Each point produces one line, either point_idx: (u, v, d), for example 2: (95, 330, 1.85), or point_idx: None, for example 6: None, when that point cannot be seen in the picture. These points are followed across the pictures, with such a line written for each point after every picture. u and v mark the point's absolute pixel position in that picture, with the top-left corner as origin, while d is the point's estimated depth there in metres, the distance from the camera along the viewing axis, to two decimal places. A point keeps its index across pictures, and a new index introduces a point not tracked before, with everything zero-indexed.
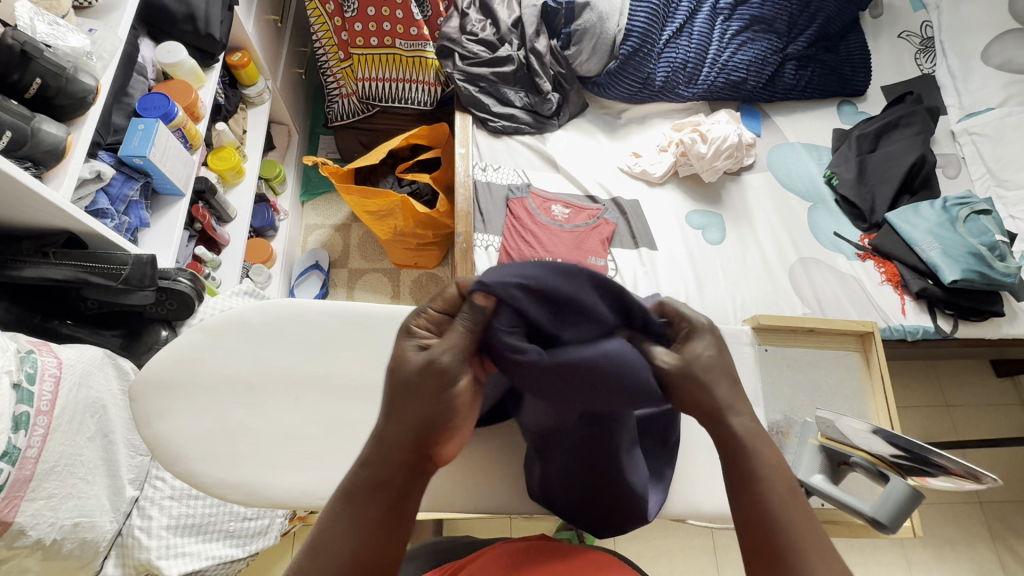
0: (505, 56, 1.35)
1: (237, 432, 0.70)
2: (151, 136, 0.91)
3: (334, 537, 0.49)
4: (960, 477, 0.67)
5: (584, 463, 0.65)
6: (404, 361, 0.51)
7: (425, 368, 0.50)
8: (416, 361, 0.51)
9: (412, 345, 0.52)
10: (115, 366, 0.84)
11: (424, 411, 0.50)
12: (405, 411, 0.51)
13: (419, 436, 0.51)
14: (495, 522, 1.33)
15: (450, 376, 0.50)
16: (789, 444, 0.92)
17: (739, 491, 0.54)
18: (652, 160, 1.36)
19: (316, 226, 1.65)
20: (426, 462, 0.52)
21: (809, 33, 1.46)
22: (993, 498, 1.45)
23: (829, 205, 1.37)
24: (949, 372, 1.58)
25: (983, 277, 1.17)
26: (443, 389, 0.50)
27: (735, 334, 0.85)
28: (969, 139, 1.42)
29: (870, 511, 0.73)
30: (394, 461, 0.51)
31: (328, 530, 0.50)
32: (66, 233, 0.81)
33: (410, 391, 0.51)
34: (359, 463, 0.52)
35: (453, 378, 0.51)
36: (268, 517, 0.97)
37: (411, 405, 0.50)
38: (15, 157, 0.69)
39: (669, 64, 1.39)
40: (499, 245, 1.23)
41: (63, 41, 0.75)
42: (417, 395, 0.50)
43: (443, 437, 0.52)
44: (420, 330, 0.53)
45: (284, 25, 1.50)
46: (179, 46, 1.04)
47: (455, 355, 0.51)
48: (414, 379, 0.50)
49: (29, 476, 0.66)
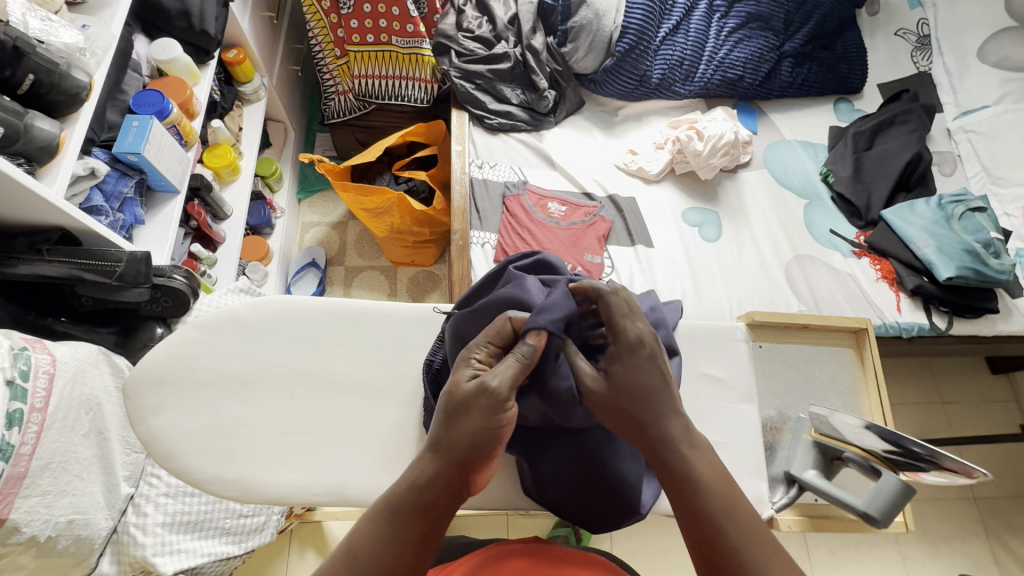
0: (501, 53, 1.35)
1: (232, 428, 0.70)
2: (145, 133, 0.90)
3: (368, 554, 0.47)
4: (952, 472, 0.67)
5: (575, 453, 0.67)
6: (457, 384, 0.53)
7: (479, 389, 0.52)
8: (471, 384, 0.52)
9: (469, 369, 0.55)
10: (110, 363, 0.84)
11: (474, 434, 0.51)
12: (456, 432, 0.51)
13: (466, 460, 0.51)
14: (492, 520, 1.33)
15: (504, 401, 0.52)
16: (783, 440, 0.93)
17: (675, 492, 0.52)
18: (648, 158, 1.36)
19: (312, 223, 1.65)
20: (464, 489, 0.52)
21: (806, 30, 1.46)
22: (987, 494, 1.45)
23: (825, 203, 1.37)
24: (944, 369, 1.59)
25: (977, 274, 1.18)
26: (494, 412, 0.51)
27: (729, 330, 0.85)
28: (964, 137, 1.42)
29: (862, 505, 0.74)
30: (441, 484, 0.50)
31: (360, 546, 0.48)
32: (60, 230, 0.81)
33: (460, 410, 0.52)
34: (403, 482, 0.51)
35: (503, 403, 0.52)
36: (263, 514, 0.97)
37: (466, 428, 0.51)
38: (8, 153, 0.69)
39: (666, 62, 1.39)
40: (495, 242, 1.22)
41: (56, 37, 0.75)
42: (467, 417, 0.51)
43: (483, 464, 0.52)
44: (480, 355, 0.56)
45: (280, 22, 1.50)
46: (174, 42, 1.04)
47: (504, 379, 0.52)
48: (468, 399, 0.51)
49: (23, 473, 0.66)
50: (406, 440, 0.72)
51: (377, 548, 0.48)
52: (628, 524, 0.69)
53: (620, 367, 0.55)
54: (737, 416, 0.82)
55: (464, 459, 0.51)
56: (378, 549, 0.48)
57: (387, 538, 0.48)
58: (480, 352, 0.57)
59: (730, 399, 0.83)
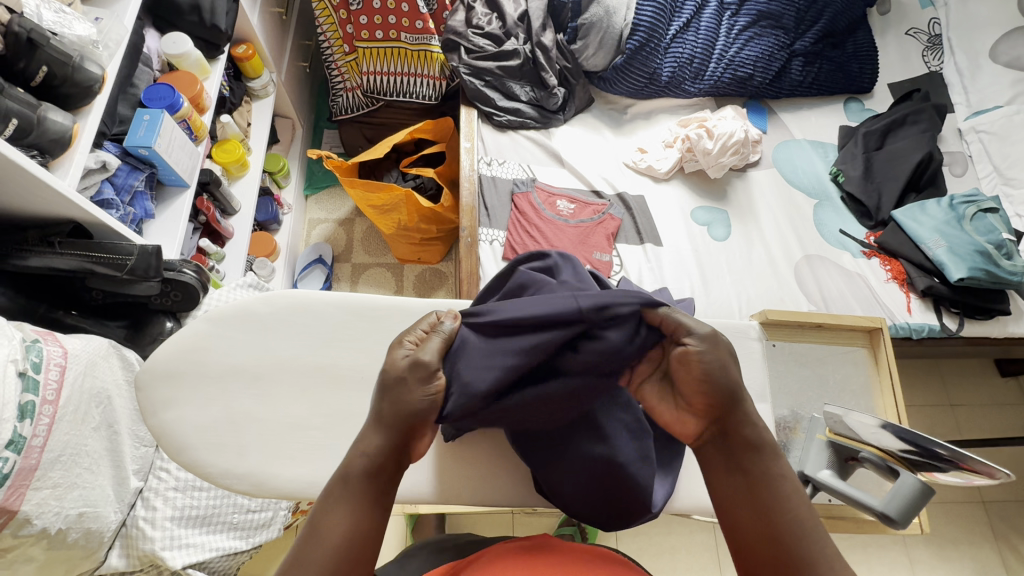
0: (510, 50, 1.34)
1: (243, 422, 0.70)
2: (156, 126, 0.90)
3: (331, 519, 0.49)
4: (971, 472, 0.66)
5: (592, 467, 0.64)
6: (393, 362, 0.56)
7: (413, 364, 0.55)
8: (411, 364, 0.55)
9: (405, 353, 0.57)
10: (121, 356, 0.84)
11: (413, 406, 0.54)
12: (400, 404, 0.53)
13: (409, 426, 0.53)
14: (498, 518, 1.33)
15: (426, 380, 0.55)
16: (796, 440, 0.93)
17: (746, 486, 0.51)
18: (657, 156, 1.35)
19: (319, 220, 1.65)
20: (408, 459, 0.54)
21: (817, 29, 1.45)
22: (996, 497, 1.44)
23: (835, 203, 1.36)
24: (954, 371, 1.58)
25: (990, 275, 1.17)
26: (427, 381, 0.55)
27: (742, 328, 0.84)
28: (976, 137, 1.41)
29: (879, 505, 0.73)
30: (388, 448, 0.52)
31: (323, 514, 0.49)
32: (71, 223, 0.80)
33: (398, 386, 0.54)
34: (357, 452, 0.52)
35: (436, 374, 0.56)
36: (271, 510, 0.97)
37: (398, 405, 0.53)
38: (21, 145, 0.68)
39: (676, 60, 1.39)
40: (503, 239, 1.22)
41: (70, 29, 0.74)
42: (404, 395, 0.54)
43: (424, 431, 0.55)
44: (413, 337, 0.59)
45: (289, 18, 1.50)
46: (185, 37, 1.04)
47: (432, 352, 0.56)
48: (399, 380, 0.54)
49: (35, 465, 0.66)
50: None
51: (341, 515, 0.49)
52: (638, 521, 0.69)
53: (688, 352, 0.53)
54: None
55: (411, 426, 0.53)
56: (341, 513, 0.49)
57: (347, 505, 0.49)
58: (415, 333, 0.60)
59: None
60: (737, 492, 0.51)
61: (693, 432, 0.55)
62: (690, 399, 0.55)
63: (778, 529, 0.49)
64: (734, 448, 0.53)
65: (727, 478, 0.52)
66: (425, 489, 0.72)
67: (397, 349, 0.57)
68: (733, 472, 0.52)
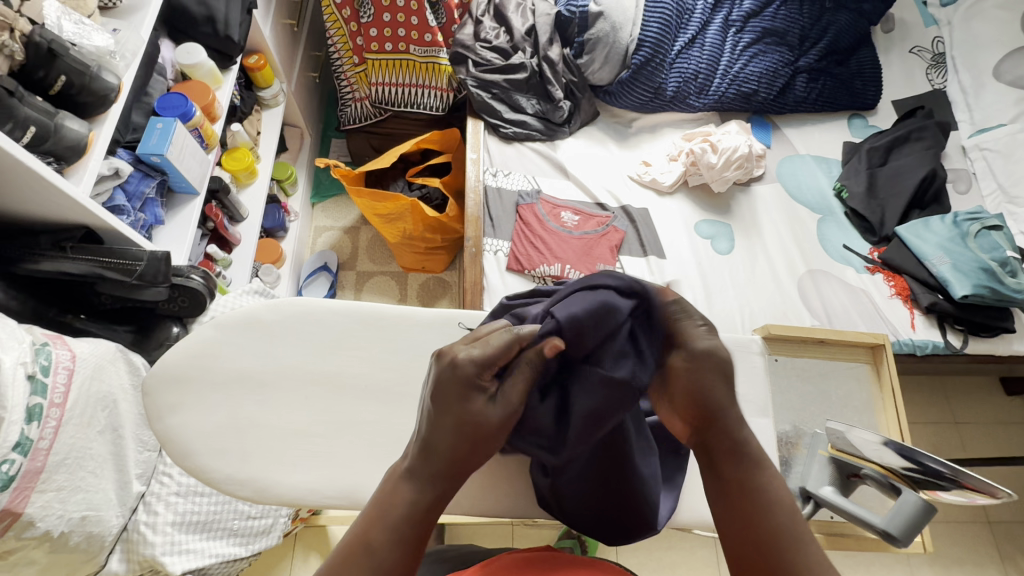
0: (518, 63, 1.36)
1: (247, 428, 0.71)
2: (169, 134, 0.92)
3: (379, 538, 0.48)
4: (974, 492, 0.66)
5: (598, 464, 0.65)
6: (480, 416, 0.52)
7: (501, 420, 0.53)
8: (494, 414, 0.52)
9: (478, 396, 0.52)
10: (127, 361, 0.84)
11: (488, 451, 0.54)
12: (480, 450, 0.53)
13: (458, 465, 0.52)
14: (498, 528, 1.32)
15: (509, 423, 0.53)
16: (798, 455, 0.92)
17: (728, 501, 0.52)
18: (661, 169, 1.37)
19: (326, 228, 1.67)
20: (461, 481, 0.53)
21: (821, 46, 1.46)
22: (1001, 517, 1.43)
23: (839, 218, 1.37)
24: (958, 388, 1.57)
25: (994, 292, 1.17)
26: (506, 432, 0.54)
27: (744, 343, 0.85)
28: (980, 154, 1.42)
29: (881, 524, 0.72)
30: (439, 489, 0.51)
31: (372, 537, 0.48)
32: (83, 229, 0.82)
33: (481, 440, 0.52)
34: (409, 483, 0.51)
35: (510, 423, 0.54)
36: (271, 517, 0.97)
37: (462, 436, 0.51)
38: (38, 151, 0.70)
39: (681, 75, 1.40)
40: (508, 250, 1.23)
41: (88, 40, 0.76)
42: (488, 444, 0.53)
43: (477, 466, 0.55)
44: (473, 381, 0.52)
45: (300, 29, 1.52)
46: (198, 47, 1.06)
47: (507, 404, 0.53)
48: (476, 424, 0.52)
49: (40, 468, 0.67)
50: None
51: (387, 538, 0.48)
52: (639, 537, 0.70)
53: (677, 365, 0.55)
54: (751, 430, 0.81)
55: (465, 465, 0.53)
56: (392, 532, 0.48)
57: (402, 531, 0.49)
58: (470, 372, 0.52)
59: (745, 412, 0.82)
60: (718, 497, 0.53)
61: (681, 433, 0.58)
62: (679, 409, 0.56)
63: (766, 535, 0.49)
64: (715, 455, 0.54)
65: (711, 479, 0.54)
66: None
67: (473, 397, 0.52)
68: (721, 485, 0.53)
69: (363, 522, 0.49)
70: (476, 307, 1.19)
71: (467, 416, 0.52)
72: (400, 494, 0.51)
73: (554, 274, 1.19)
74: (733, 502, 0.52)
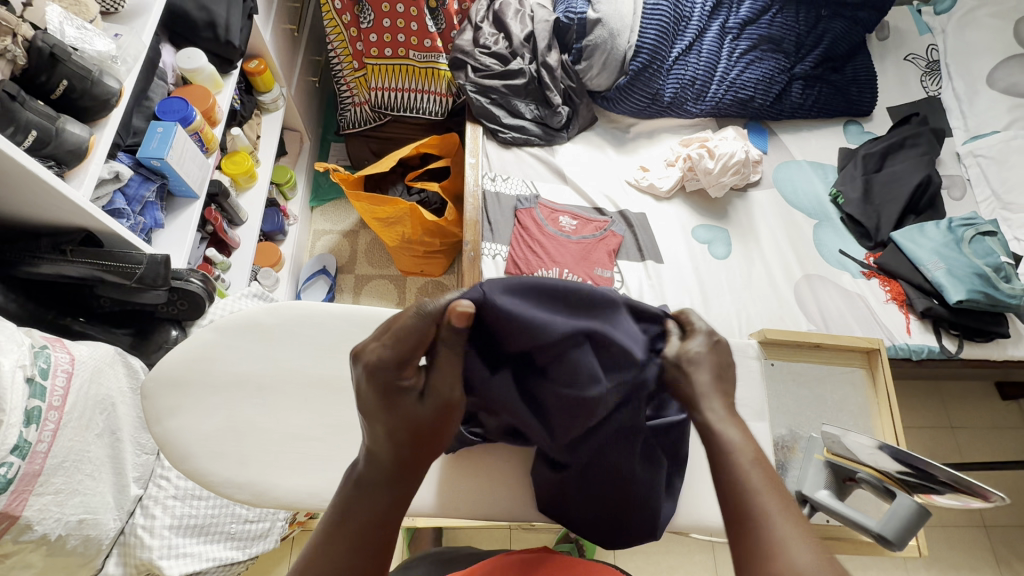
0: (516, 69, 1.37)
1: (246, 431, 0.71)
2: (169, 139, 0.93)
3: (336, 549, 0.48)
4: (967, 495, 0.66)
5: (607, 465, 0.65)
6: (405, 412, 0.51)
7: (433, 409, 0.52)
8: (423, 408, 0.52)
9: (405, 391, 0.51)
10: (126, 364, 0.84)
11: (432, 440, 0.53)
12: (419, 443, 0.52)
13: (407, 463, 0.52)
14: (496, 532, 1.31)
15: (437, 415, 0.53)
16: (794, 459, 0.93)
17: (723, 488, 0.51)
18: (659, 174, 1.38)
19: (324, 231, 1.67)
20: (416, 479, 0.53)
21: (817, 53, 1.48)
22: (996, 521, 1.43)
23: (834, 223, 1.38)
24: (954, 392, 1.58)
25: (988, 297, 1.18)
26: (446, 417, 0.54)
27: (741, 347, 0.85)
28: (974, 161, 1.43)
29: (876, 527, 0.73)
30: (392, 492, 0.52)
31: (331, 546, 0.48)
32: (83, 231, 0.83)
33: (420, 431, 0.52)
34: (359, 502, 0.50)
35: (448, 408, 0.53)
36: (269, 520, 0.97)
37: (399, 435, 0.51)
38: (39, 155, 0.70)
39: (678, 81, 1.42)
40: (506, 254, 1.24)
41: (90, 45, 0.77)
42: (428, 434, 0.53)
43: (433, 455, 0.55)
44: (397, 377, 0.51)
45: (300, 34, 1.53)
46: (199, 53, 1.07)
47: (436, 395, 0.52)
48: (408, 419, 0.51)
49: (38, 471, 0.66)
50: None
51: (346, 549, 0.48)
52: (642, 540, 0.70)
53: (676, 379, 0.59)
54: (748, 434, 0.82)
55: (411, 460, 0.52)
56: (349, 542, 0.49)
57: (354, 546, 0.49)
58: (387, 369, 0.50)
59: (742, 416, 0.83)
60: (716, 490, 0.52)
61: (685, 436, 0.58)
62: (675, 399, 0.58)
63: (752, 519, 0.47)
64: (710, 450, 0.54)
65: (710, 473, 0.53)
66: (426, 501, 0.72)
67: (400, 396, 0.51)
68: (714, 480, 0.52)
69: (326, 526, 0.50)
70: None
71: (395, 417, 0.51)
72: (358, 506, 0.50)
73: (552, 278, 1.19)
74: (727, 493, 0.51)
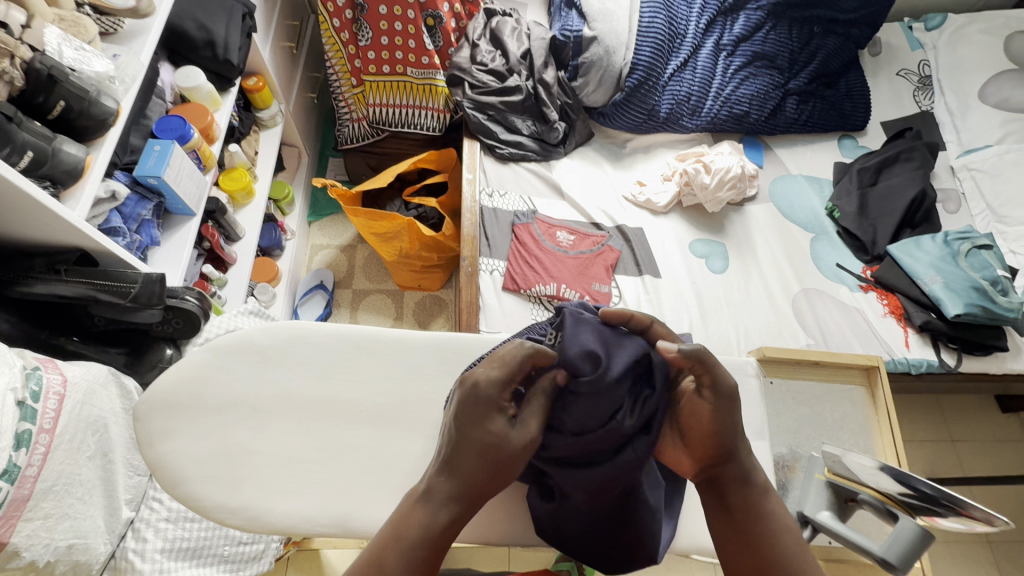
0: (513, 85, 1.38)
1: (239, 455, 0.70)
2: (166, 157, 0.93)
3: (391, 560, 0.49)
4: (972, 520, 0.65)
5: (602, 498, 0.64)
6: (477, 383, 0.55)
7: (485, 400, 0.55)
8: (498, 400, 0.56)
9: (499, 409, 0.55)
10: (118, 384, 0.83)
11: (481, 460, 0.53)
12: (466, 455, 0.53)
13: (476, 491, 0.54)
14: (494, 552, 1.29)
15: (524, 452, 0.55)
16: (795, 479, 0.93)
17: (737, 524, 0.57)
18: (656, 189, 1.38)
19: (322, 246, 1.67)
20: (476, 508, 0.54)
21: (810, 69, 1.49)
22: (1000, 537, 1.42)
23: (831, 237, 1.38)
24: (953, 405, 1.57)
25: (986, 311, 1.18)
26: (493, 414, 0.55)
27: (739, 365, 0.85)
28: (968, 175, 1.44)
29: (879, 550, 0.72)
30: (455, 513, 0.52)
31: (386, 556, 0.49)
32: (78, 251, 0.81)
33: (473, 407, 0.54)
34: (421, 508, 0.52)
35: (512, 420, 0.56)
36: (262, 542, 0.95)
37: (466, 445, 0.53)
38: (35, 176, 0.70)
39: (673, 97, 1.43)
40: (503, 269, 1.24)
41: (88, 65, 0.77)
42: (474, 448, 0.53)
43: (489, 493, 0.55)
44: (500, 397, 0.55)
45: (298, 51, 1.55)
46: (198, 71, 1.07)
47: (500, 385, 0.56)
48: (482, 421, 0.54)
49: (27, 496, 0.65)
50: (418, 473, 0.71)
51: (401, 568, 0.49)
52: (647, 563, 0.69)
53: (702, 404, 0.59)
54: None
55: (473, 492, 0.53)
56: (405, 559, 0.49)
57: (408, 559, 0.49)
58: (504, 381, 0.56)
59: None
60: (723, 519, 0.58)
61: (688, 470, 0.63)
62: (690, 441, 0.61)
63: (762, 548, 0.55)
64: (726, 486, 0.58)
65: (718, 501, 0.58)
66: None
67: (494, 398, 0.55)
68: (719, 506, 0.58)
69: (383, 544, 0.50)
70: (472, 326, 1.18)
71: (470, 396, 0.55)
72: (413, 519, 0.52)
73: (550, 294, 1.19)
74: (741, 528, 0.56)
